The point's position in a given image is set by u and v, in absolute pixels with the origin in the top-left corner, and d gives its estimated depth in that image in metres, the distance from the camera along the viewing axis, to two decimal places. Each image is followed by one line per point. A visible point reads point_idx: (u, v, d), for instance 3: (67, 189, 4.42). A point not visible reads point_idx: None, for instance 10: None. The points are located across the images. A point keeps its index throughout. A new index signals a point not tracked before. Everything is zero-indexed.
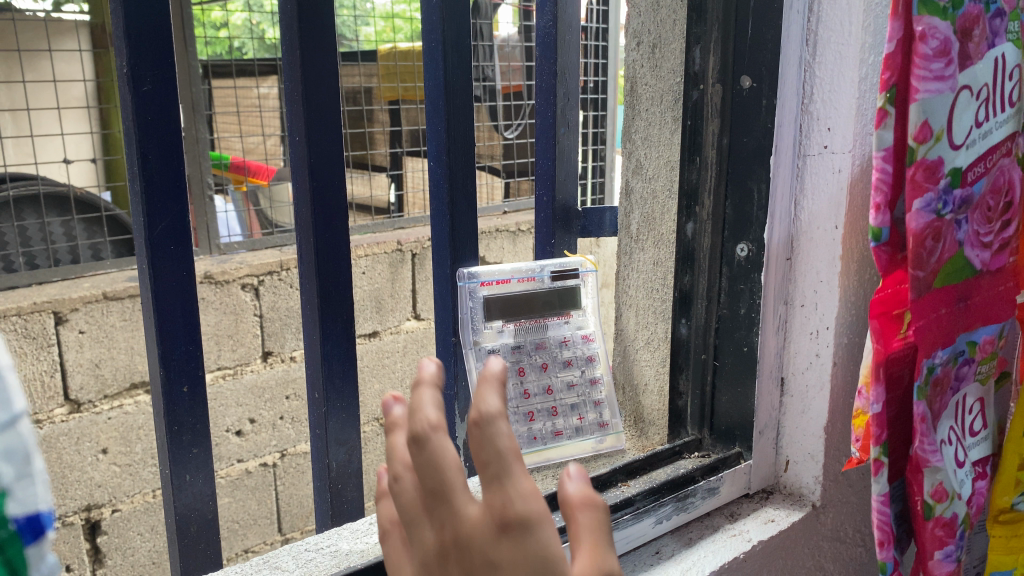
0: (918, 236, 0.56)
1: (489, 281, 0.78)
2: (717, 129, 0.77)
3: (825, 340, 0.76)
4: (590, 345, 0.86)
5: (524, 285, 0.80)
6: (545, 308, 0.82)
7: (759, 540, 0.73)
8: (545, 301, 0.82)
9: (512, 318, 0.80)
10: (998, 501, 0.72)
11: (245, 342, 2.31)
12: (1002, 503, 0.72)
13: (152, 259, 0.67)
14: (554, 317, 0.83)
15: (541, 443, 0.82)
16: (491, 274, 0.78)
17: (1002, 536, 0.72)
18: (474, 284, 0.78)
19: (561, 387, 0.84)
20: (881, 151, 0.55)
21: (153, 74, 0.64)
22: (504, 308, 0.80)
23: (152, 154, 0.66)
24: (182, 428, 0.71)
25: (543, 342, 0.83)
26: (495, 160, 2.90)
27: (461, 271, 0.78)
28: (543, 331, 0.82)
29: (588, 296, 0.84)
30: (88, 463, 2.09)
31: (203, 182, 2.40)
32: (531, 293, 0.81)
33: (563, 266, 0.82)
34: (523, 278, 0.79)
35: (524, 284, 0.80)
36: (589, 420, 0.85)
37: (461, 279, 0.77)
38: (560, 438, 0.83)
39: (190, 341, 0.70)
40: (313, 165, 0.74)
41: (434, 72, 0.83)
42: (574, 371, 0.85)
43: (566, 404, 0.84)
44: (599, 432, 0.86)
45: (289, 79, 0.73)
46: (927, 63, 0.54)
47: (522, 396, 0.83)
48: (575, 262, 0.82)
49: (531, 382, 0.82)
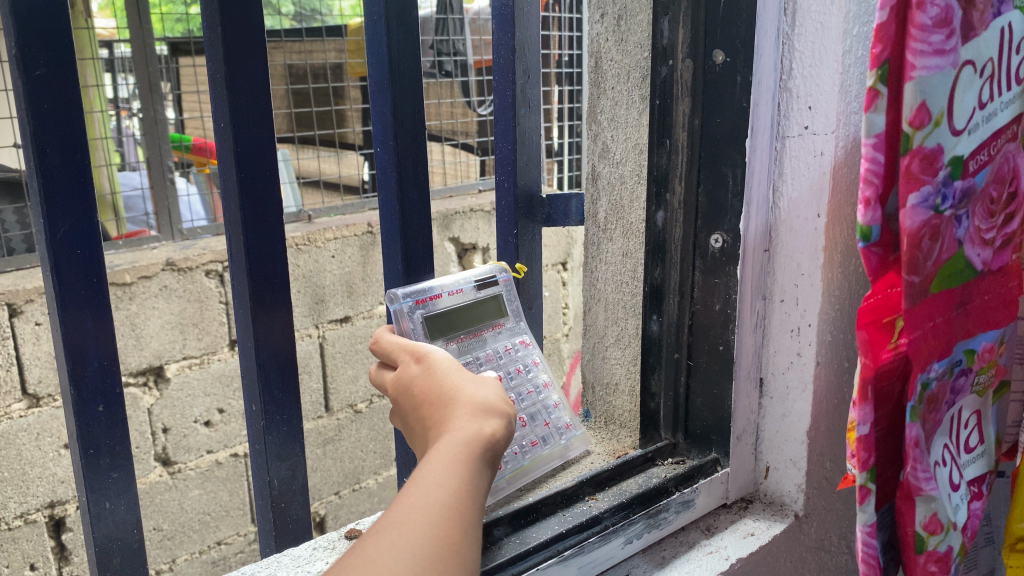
0: (913, 236, 0.51)
1: (422, 298, 0.67)
2: (688, 110, 0.70)
3: (807, 338, 0.70)
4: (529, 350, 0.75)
5: (455, 297, 0.69)
6: (479, 318, 0.71)
7: (737, 558, 0.68)
8: (477, 314, 0.71)
9: (452, 336, 0.68)
10: (1014, 528, 0.67)
11: (211, 331, 2.22)
12: (1018, 530, 0.67)
13: (55, 265, 0.60)
14: (488, 328, 0.72)
15: (523, 457, 0.71)
16: (420, 290, 0.67)
17: (1016, 565, 0.68)
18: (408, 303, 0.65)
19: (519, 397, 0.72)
20: (871, 138, 0.50)
21: (46, 55, 0.55)
22: (442, 329, 0.68)
23: (50, 146, 0.57)
24: (99, 451, 0.65)
25: (487, 355, 0.71)
26: (468, 137, 2.79)
27: (388, 293, 0.65)
28: (483, 343, 0.71)
29: (511, 303, 0.76)
30: (49, 459, 2.01)
31: (163, 165, 2.30)
32: (461, 307, 0.70)
33: (481, 274, 0.73)
34: (451, 289, 0.69)
35: (454, 299, 0.70)
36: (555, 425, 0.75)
37: (390, 301, 0.65)
38: (536, 448, 0.73)
39: (104, 355, 0.64)
40: (240, 154, 0.66)
41: (377, 47, 0.76)
42: (526, 377, 0.74)
43: (526, 412, 0.73)
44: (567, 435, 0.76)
45: (210, 57, 0.64)
46: (925, 36, 0.48)
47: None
48: (490, 269, 0.74)
49: None
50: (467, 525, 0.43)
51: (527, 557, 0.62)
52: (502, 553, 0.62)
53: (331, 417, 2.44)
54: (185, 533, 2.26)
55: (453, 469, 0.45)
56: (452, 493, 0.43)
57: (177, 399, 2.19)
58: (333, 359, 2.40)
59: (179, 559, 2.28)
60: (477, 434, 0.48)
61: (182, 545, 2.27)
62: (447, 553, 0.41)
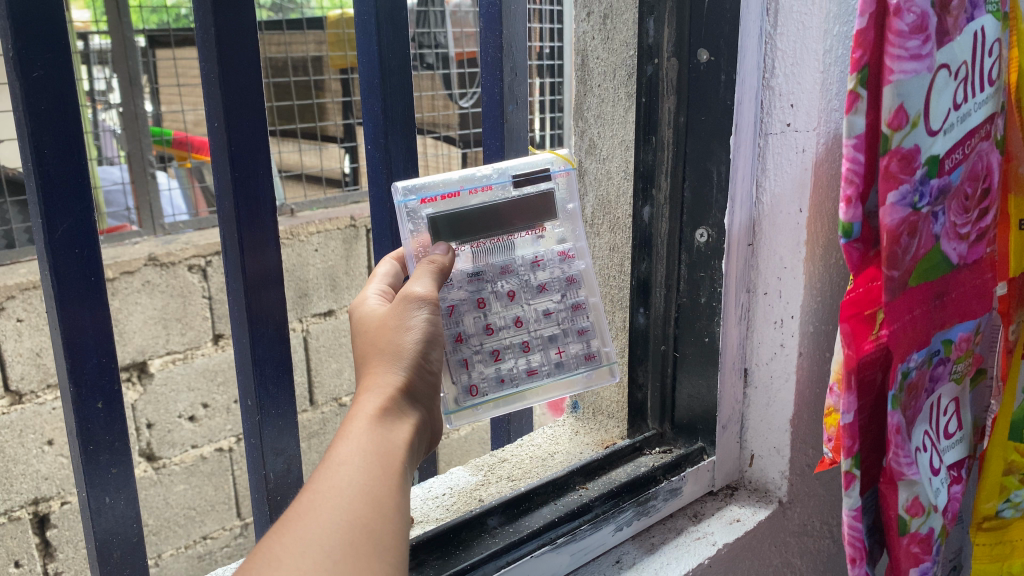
0: (893, 233, 0.53)
1: (430, 196, 0.60)
2: (673, 107, 0.72)
3: (790, 330, 0.72)
4: (574, 289, 0.67)
5: (481, 196, 0.61)
6: (508, 221, 0.63)
7: (724, 544, 0.70)
8: (515, 215, 0.63)
9: (467, 239, 0.62)
10: (982, 508, 0.69)
11: (195, 326, 2.21)
12: (985, 510, 0.69)
13: (52, 263, 0.61)
14: (520, 234, 0.64)
15: (512, 386, 0.65)
16: (433, 186, 0.60)
17: (985, 543, 0.70)
18: (414, 202, 0.60)
19: (535, 317, 0.66)
20: (853, 139, 0.52)
21: (43, 58, 0.56)
22: (458, 230, 0.61)
23: (47, 147, 0.58)
24: (98, 448, 0.67)
25: (508, 265, 0.65)
26: (451, 129, 2.78)
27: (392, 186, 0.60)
28: (508, 251, 0.64)
29: (566, 201, 0.65)
30: (33, 455, 2.00)
31: (144, 160, 2.29)
32: (491, 207, 0.62)
33: (526, 166, 0.62)
34: (475, 187, 0.61)
35: (480, 196, 0.62)
36: (572, 352, 0.67)
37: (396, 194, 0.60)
38: (536, 377, 0.66)
39: (103, 353, 0.65)
40: (235, 154, 0.67)
41: (368, 47, 0.77)
42: (549, 297, 0.66)
43: (542, 335, 0.66)
44: (587, 367, 0.67)
45: (204, 58, 0.65)
46: (903, 41, 0.50)
47: (485, 331, 0.64)
48: (539, 161, 0.63)
49: (494, 313, 0.64)
50: (380, 496, 0.45)
51: (520, 545, 0.64)
52: (495, 543, 0.64)
53: (316, 411, 2.45)
54: (171, 527, 2.27)
55: (369, 449, 0.47)
56: (360, 471, 0.46)
57: (161, 394, 2.18)
58: (317, 353, 2.40)
59: (165, 554, 2.28)
60: (391, 406, 0.50)
61: (168, 540, 2.28)
62: (362, 533, 0.43)
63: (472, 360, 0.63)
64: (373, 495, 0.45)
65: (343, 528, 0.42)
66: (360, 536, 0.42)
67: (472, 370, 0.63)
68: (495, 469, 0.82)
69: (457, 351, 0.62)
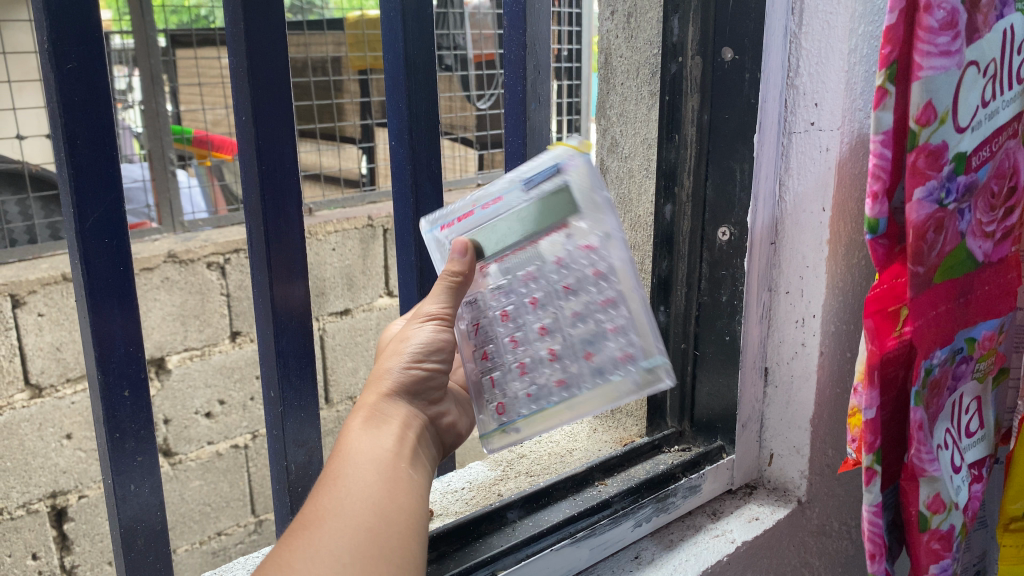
0: (919, 228, 0.53)
1: (447, 223, 0.59)
2: (696, 106, 0.72)
3: (811, 329, 0.72)
4: (625, 338, 0.58)
5: (491, 209, 0.57)
6: (519, 228, 0.56)
7: (743, 541, 0.70)
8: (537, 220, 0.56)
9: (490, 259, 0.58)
10: (1009, 509, 0.70)
11: (212, 323, 2.22)
12: (1013, 511, 0.70)
13: (84, 254, 0.62)
14: (545, 235, 0.56)
15: (539, 403, 0.59)
16: (452, 214, 0.60)
17: (1011, 544, 0.70)
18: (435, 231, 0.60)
19: (566, 321, 0.58)
20: (880, 134, 0.52)
21: (77, 50, 0.57)
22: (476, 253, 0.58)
23: (80, 137, 0.59)
24: (125, 436, 0.68)
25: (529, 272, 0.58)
26: (468, 131, 2.79)
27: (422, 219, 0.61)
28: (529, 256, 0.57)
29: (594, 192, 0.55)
30: (52, 449, 2.02)
31: (164, 158, 2.31)
32: (500, 219, 0.56)
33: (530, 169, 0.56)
34: (485, 202, 0.58)
35: (488, 206, 0.57)
36: (608, 355, 0.58)
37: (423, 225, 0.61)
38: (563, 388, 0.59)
39: (131, 342, 0.66)
40: (261, 146, 0.68)
41: (393, 44, 0.78)
42: (577, 298, 0.58)
43: (574, 340, 0.58)
44: (625, 369, 0.58)
45: (233, 53, 0.66)
46: (932, 38, 0.50)
47: (511, 343, 0.59)
48: (549, 157, 0.55)
49: (528, 323, 0.59)
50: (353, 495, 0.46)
51: (539, 538, 0.64)
52: (514, 536, 0.64)
53: (331, 409, 2.46)
54: (186, 523, 2.28)
55: (359, 458, 0.49)
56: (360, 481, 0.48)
57: (179, 389, 2.20)
58: (333, 351, 2.41)
59: (180, 549, 2.29)
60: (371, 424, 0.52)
61: (183, 535, 2.28)
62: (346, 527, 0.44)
63: (499, 376, 0.60)
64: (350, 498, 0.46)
65: (347, 525, 0.44)
66: (366, 541, 0.44)
67: (500, 388, 0.60)
68: (514, 465, 0.82)
69: (484, 369, 0.60)
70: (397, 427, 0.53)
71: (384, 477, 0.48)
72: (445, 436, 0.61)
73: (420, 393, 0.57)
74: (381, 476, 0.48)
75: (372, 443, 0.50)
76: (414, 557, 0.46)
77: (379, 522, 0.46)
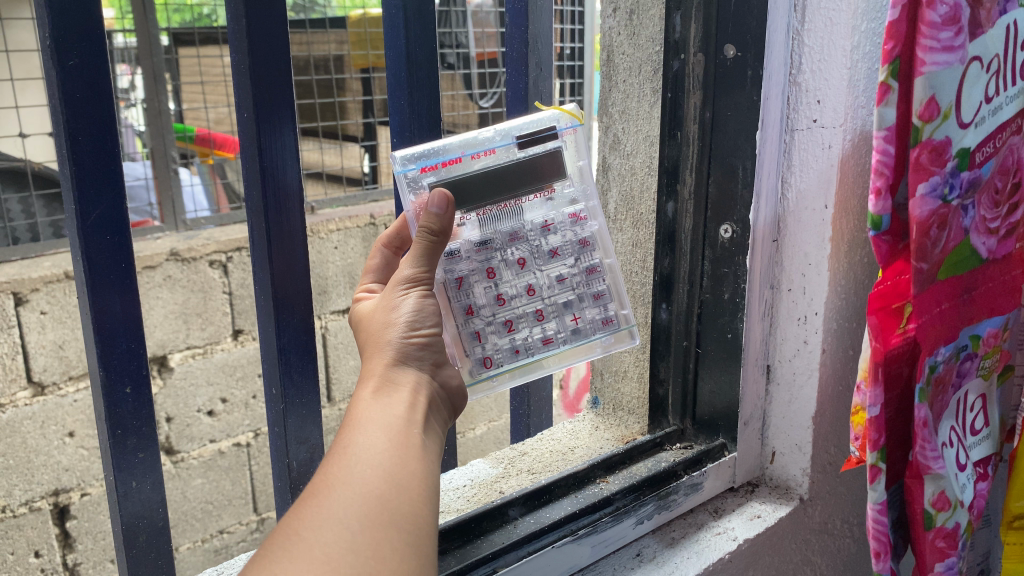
0: (923, 225, 0.53)
1: (431, 164, 0.58)
2: (699, 103, 0.72)
3: (814, 326, 0.71)
4: (603, 305, 0.65)
5: (485, 161, 0.59)
6: (516, 186, 0.60)
7: (745, 539, 0.70)
8: (517, 179, 0.60)
9: (477, 206, 0.60)
10: (1012, 507, 0.70)
11: (215, 321, 2.23)
12: (1016, 509, 0.70)
13: (85, 251, 0.62)
14: (529, 196, 0.62)
15: (526, 355, 0.63)
16: (434, 154, 0.58)
17: (1014, 542, 0.70)
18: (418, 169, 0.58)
19: (548, 283, 0.64)
20: (883, 131, 0.52)
21: (79, 46, 0.57)
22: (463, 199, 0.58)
23: (82, 134, 0.59)
24: (126, 433, 0.68)
25: (517, 232, 0.62)
26: (470, 130, 2.80)
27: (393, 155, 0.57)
28: (514, 217, 0.62)
29: (577, 159, 0.62)
30: (54, 447, 2.02)
31: (167, 156, 2.31)
32: (497, 170, 0.59)
33: (528, 126, 0.60)
34: (477, 151, 0.59)
35: (483, 159, 0.59)
36: (587, 317, 0.65)
37: (396, 162, 0.58)
38: (550, 345, 0.64)
39: (133, 339, 0.66)
40: (263, 144, 0.67)
41: (395, 41, 0.78)
42: (562, 263, 0.64)
43: (555, 302, 0.64)
44: (604, 332, 0.66)
45: (235, 50, 0.66)
46: (936, 33, 0.50)
47: (497, 302, 0.62)
48: (546, 119, 0.60)
49: (506, 283, 0.63)
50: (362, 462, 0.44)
51: (541, 536, 0.64)
52: (516, 533, 0.64)
53: (333, 408, 2.46)
54: (188, 521, 2.28)
55: (370, 427, 0.47)
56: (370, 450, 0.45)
57: (181, 387, 2.20)
58: (335, 350, 2.42)
59: (182, 547, 2.29)
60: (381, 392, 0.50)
61: (185, 533, 2.28)
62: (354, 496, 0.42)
63: (485, 332, 0.62)
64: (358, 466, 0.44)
65: (356, 495, 0.42)
66: (375, 508, 0.42)
67: (487, 343, 0.62)
68: (516, 463, 0.82)
69: (468, 324, 0.61)
70: (407, 394, 0.50)
71: (396, 445, 0.46)
72: (456, 399, 0.57)
73: (424, 360, 0.54)
74: (393, 443, 0.46)
75: (383, 412, 0.48)
76: (426, 525, 0.44)
77: (389, 488, 0.43)
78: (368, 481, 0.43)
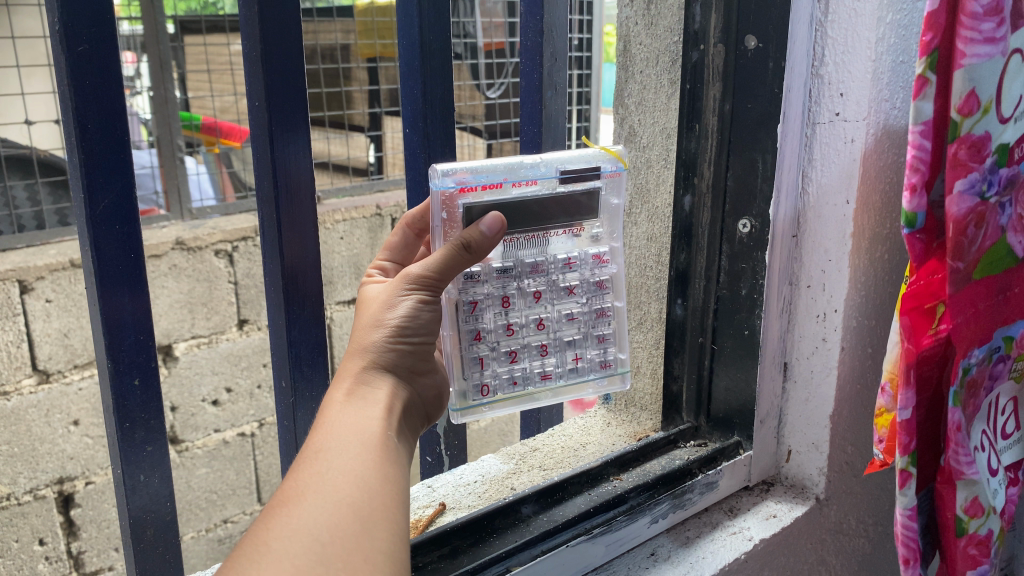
0: (960, 222, 0.52)
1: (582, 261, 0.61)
2: (718, 94, 0.71)
3: (833, 324, 0.70)
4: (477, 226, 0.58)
5: (525, 189, 0.56)
6: (545, 216, 0.58)
7: (760, 539, 0.69)
8: (549, 213, 0.57)
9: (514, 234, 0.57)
10: None
11: (220, 310, 2.22)
12: None
13: (95, 241, 0.61)
14: (557, 230, 0.59)
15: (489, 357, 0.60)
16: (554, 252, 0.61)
17: None
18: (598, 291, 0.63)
19: (558, 318, 0.62)
20: (919, 125, 0.50)
21: (89, 31, 0.55)
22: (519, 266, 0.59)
23: (90, 121, 0.58)
24: (135, 425, 0.67)
25: (539, 262, 0.60)
26: (476, 120, 2.78)
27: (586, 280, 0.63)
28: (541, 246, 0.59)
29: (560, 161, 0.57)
30: (59, 435, 2.01)
31: (173, 144, 2.30)
32: (531, 200, 0.56)
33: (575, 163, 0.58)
34: (518, 179, 0.56)
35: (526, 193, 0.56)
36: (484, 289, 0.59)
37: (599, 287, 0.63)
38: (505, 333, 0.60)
39: (141, 330, 0.65)
40: (274, 132, 0.66)
41: (408, 29, 0.76)
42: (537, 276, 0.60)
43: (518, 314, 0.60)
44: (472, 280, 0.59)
45: (246, 36, 0.65)
46: (975, 24, 0.49)
47: (505, 331, 0.60)
48: (591, 156, 0.58)
49: (517, 313, 0.60)
50: (331, 470, 0.45)
51: (558, 535, 0.63)
52: (531, 531, 0.63)
53: None
54: (193, 510, 2.28)
55: (344, 431, 0.48)
56: (343, 458, 0.46)
57: (186, 377, 2.19)
58: (340, 340, 2.41)
59: (186, 536, 2.29)
60: (358, 389, 0.51)
61: (189, 522, 2.28)
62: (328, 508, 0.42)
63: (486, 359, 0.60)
64: (333, 475, 0.44)
65: (330, 506, 0.42)
66: (348, 515, 0.42)
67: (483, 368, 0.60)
68: (527, 459, 0.81)
69: (472, 348, 0.59)
70: (383, 398, 0.51)
71: (372, 449, 0.47)
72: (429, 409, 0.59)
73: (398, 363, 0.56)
74: (369, 448, 0.47)
75: (359, 417, 0.49)
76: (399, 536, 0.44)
77: (361, 496, 0.44)
78: (341, 489, 0.43)
